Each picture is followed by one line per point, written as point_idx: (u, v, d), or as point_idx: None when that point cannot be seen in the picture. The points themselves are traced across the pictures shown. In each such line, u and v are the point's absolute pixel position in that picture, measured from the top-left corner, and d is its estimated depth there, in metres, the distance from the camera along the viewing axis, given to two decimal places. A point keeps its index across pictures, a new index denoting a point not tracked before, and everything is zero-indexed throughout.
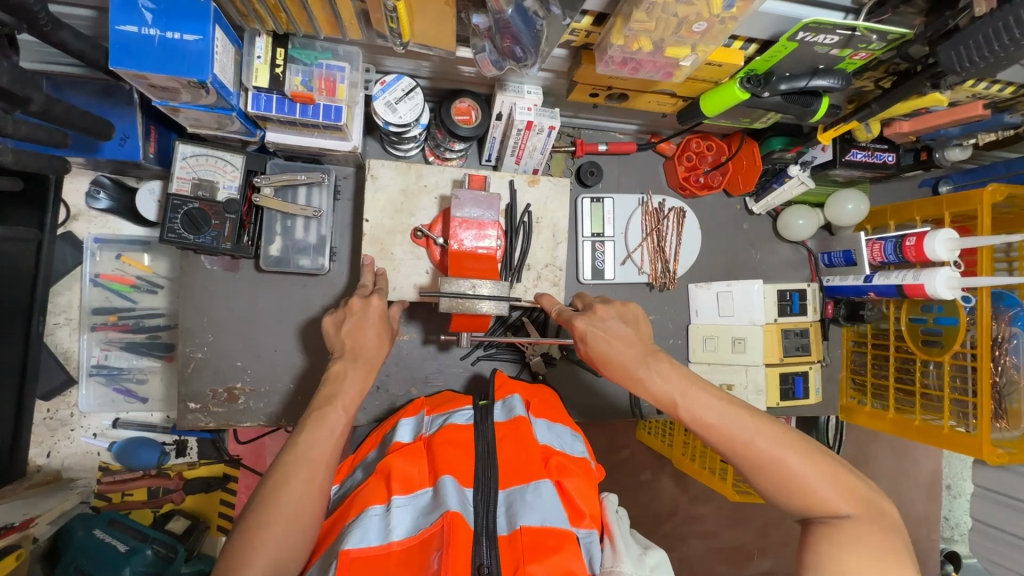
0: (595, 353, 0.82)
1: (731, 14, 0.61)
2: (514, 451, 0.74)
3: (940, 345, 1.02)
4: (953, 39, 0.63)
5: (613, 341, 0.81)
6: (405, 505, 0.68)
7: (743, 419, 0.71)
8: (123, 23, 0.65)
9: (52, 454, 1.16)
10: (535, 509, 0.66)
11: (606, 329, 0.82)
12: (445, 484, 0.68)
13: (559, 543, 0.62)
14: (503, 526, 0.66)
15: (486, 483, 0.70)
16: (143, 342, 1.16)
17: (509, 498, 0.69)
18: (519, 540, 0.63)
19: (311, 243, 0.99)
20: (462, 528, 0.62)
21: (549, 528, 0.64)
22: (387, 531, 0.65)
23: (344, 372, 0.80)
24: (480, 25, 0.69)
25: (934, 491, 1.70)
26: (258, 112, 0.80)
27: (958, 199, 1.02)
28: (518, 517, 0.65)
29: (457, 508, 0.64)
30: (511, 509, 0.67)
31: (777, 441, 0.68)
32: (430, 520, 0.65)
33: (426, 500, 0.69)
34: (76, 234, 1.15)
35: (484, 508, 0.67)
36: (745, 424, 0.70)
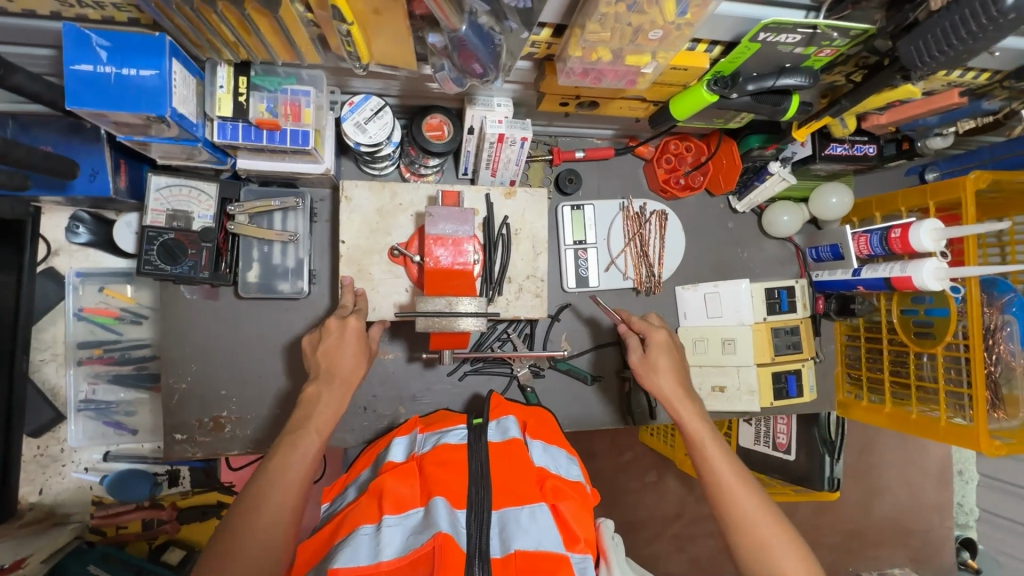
0: (649, 361, 0.92)
1: (686, 20, 0.59)
2: (508, 471, 0.73)
3: (932, 337, 1.01)
4: (913, 33, 0.63)
5: (670, 363, 0.92)
6: (396, 525, 0.67)
7: (745, 481, 0.79)
8: (78, 62, 0.65)
9: (45, 490, 1.16)
10: (530, 533, 0.65)
11: (673, 352, 0.93)
12: (436, 504, 0.67)
13: (553, 567, 0.61)
14: (496, 549, 0.65)
15: (480, 504, 0.69)
16: (130, 374, 1.16)
17: (503, 518, 0.68)
18: (512, 564, 0.62)
19: (290, 267, 0.99)
20: (455, 550, 0.61)
21: (543, 553, 0.62)
22: (377, 551, 0.63)
23: (319, 394, 0.80)
24: (436, 44, 0.68)
25: (945, 478, 1.69)
26: (225, 141, 0.80)
27: (942, 188, 1.00)
28: (511, 540, 0.64)
29: (449, 530, 0.63)
30: (504, 532, 0.66)
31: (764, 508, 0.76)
32: (421, 540, 0.63)
33: (416, 520, 0.68)
34: (58, 269, 1.15)
35: (478, 528, 0.66)
36: (747, 486, 0.78)
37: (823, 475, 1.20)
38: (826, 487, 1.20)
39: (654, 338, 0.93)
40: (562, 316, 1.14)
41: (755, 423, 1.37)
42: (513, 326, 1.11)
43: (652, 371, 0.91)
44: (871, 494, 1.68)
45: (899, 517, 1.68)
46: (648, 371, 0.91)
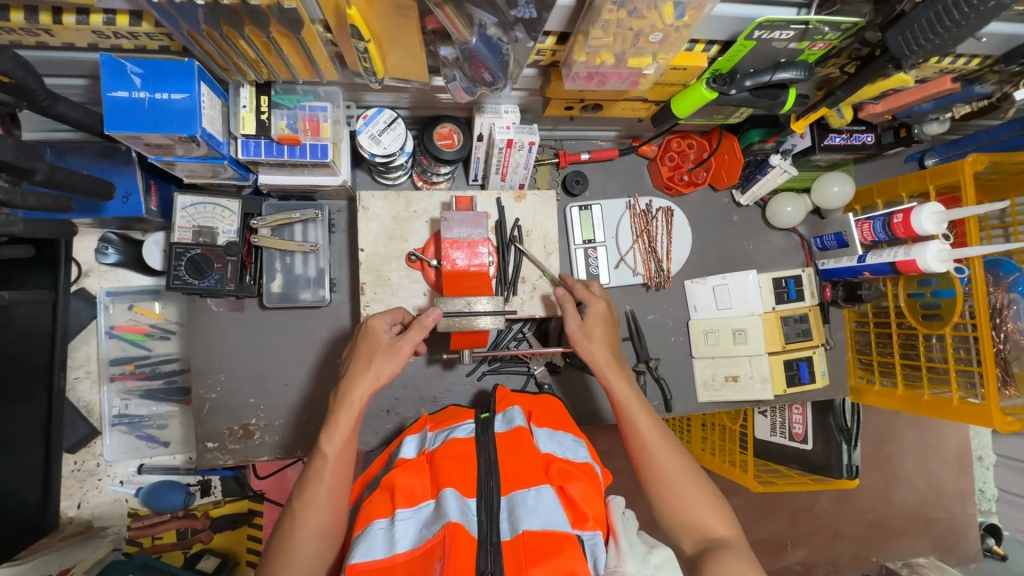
0: (583, 330, 0.91)
1: (684, 22, 0.63)
2: (515, 460, 0.76)
3: (939, 318, 1.03)
4: (899, 24, 0.66)
5: (601, 331, 0.91)
6: (409, 517, 0.70)
7: (670, 452, 0.81)
8: (114, 89, 0.69)
9: (83, 504, 1.19)
10: (537, 513, 0.67)
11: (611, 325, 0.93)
12: (446, 496, 0.70)
13: (560, 546, 0.63)
14: (506, 531, 0.68)
15: (489, 490, 0.72)
16: (161, 388, 1.20)
17: (511, 502, 0.70)
18: (521, 545, 0.65)
19: (311, 276, 1.02)
20: (463, 537, 0.64)
21: (550, 531, 0.65)
22: (392, 544, 0.67)
23: (334, 417, 0.79)
24: (449, 56, 0.72)
25: (964, 463, 1.70)
26: (249, 157, 0.84)
27: (941, 172, 1.02)
28: (520, 521, 0.67)
29: (458, 519, 0.66)
30: (513, 514, 0.69)
31: (685, 474, 0.79)
32: (432, 531, 0.67)
33: (428, 511, 0.71)
34: (89, 290, 1.19)
35: (488, 517, 0.69)
36: (673, 457, 0.80)
37: (840, 462, 1.21)
38: (845, 474, 1.21)
39: (593, 307, 0.92)
40: None
41: (771, 414, 1.38)
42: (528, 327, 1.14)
43: (588, 339, 0.90)
44: (890, 482, 1.68)
45: (919, 505, 1.68)
46: (589, 339, 0.90)
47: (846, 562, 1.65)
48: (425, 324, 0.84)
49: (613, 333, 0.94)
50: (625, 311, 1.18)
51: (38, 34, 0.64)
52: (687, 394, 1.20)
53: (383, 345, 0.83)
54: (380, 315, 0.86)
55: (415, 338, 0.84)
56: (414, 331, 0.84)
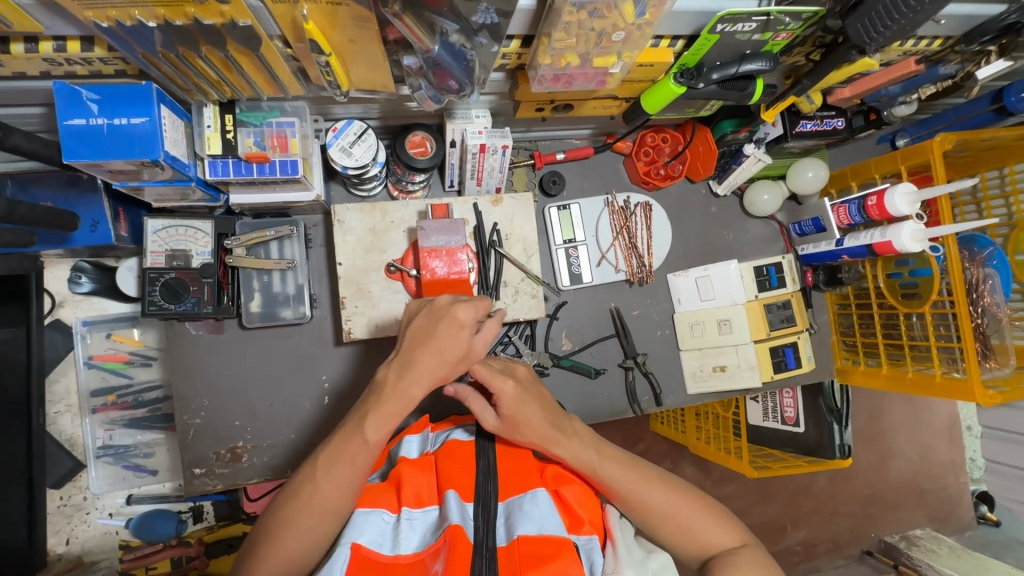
0: (512, 419, 0.76)
1: (645, 20, 0.62)
2: (513, 463, 0.76)
3: (919, 297, 1.04)
4: (857, 12, 0.66)
5: (529, 405, 0.77)
6: (413, 518, 0.69)
7: (656, 488, 0.77)
8: (71, 117, 0.68)
9: (71, 540, 1.17)
10: (533, 519, 0.67)
11: (534, 403, 0.78)
12: (449, 499, 0.70)
13: (556, 550, 0.64)
14: (502, 537, 0.67)
15: (487, 494, 0.70)
16: (144, 416, 1.18)
17: (508, 508, 0.70)
18: (517, 550, 0.64)
19: (290, 293, 1.01)
20: (465, 539, 0.64)
21: (546, 537, 0.65)
22: (396, 544, 0.67)
23: (378, 396, 0.72)
24: (412, 65, 0.71)
25: (954, 434, 1.74)
26: (218, 177, 0.82)
27: (912, 152, 1.03)
28: (516, 526, 0.67)
29: (459, 521, 0.66)
30: (509, 520, 0.68)
31: (678, 503, 0.77)
32: (436, 535, 0.67)
33: (433, 516, 0.71)
34: (64, 321, 1.17)
35: (484, 520, 0.67)
36: (659, 492, 0.77)
37: (833, 443, 1.22)
38: (837, 454, 1.22)
39: (502, 396, 0.76)
40: (560, 314, 1.17)
41: (762, 399, 1.37)
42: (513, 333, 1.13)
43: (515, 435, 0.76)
44: (884, 457, 1.71)
45: (914, 478, 1.71)
46: (516, 432, 0.76)
47: (847, 539, 1.66)
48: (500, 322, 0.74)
49: (538, 400, 0.79)
50: (609, 308, 1.19)
51: None
52: (676, 387, 1.21)
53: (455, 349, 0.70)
54: (463, 304, 0.71)
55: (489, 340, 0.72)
56: (488, 332, 0.72)
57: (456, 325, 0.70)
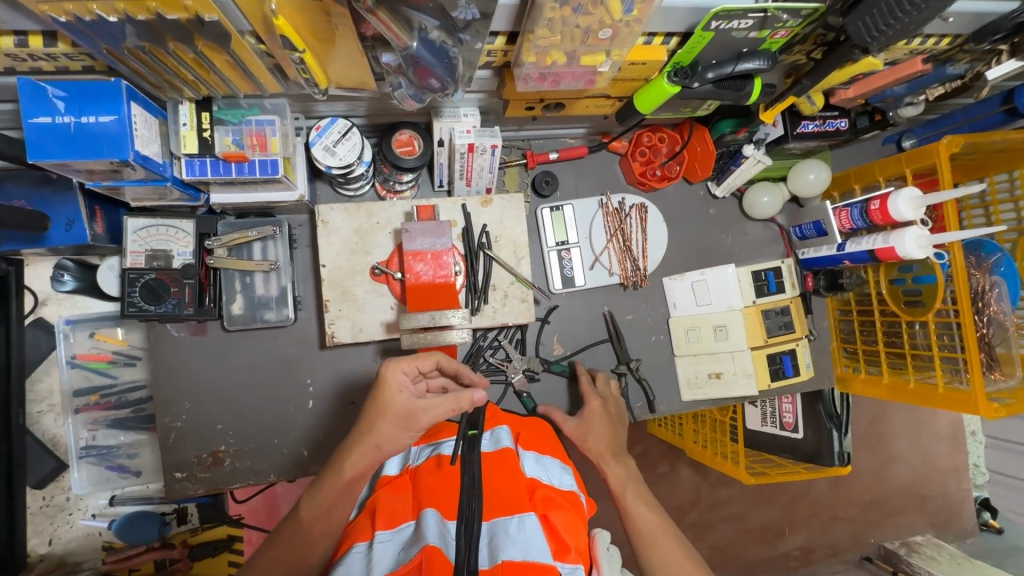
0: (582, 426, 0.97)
1: (633, 17, 0.59)
2: (500, 483, 0.75)
3: (922, 304, 1.01)
4: (858, 9, 0.63)
5: (600, 429, 0.96)
6: (387, 540, 0.68)
7: (669, 541, 0.78)
8: (36, 115, 0.65)
9: (54, 541, 1.16)
10: (517, 543, 0.65)
11: (608, 414, 1.00)
12: (427, 517, 0.69)
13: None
14: (484, 560, 0.65)
15: (470, 514, 0.68)
16: (130, 417, 1.15)
17: (492, 529, 0.68)
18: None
19: (273, 295, 0.99)
20: (441, 560, 0.63)
21: (530, 562, 0.63)
22: (369, 566, 0.65)
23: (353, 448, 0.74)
24: (391, 63, 0.68)
25: (957, 440, 1.70)
26: (195, 177, 0.79)
27: (917, 155, 1.00)
28: (499, 550, 0.65)
29: (436, 542, 0.65)
30: (493, 542, 0.66)
31: (679, 553, 0.77)
32: (410, 554, 0.65)
33: (408, 534, 0.69)
34: (47, 319, 1.15)
35: (466, 542, 0.66)
36: (670, 545, 0.78)
37: (831, 450, 1.19)
38: (836, 461, 1.19)
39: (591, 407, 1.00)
40: (551, 318, 1.14)
41: (761, 404, 1.34)
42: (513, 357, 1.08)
43: (583, 439, 0.96)
44: (885, 462, 1.68)
45: (915, 484, 1.68)
46: (584, 436, 0.96)
47: (845, 545, 1.63)
48: (460, 403, 0.75)
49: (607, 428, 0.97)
50: (602, 312, 1.16)
51: None
52: (671, 394, 1.18)
53: (394, 410, 0.73)
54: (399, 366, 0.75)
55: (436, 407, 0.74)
56: (441, 404, 0.74)
57: (393, 390, 0.74)
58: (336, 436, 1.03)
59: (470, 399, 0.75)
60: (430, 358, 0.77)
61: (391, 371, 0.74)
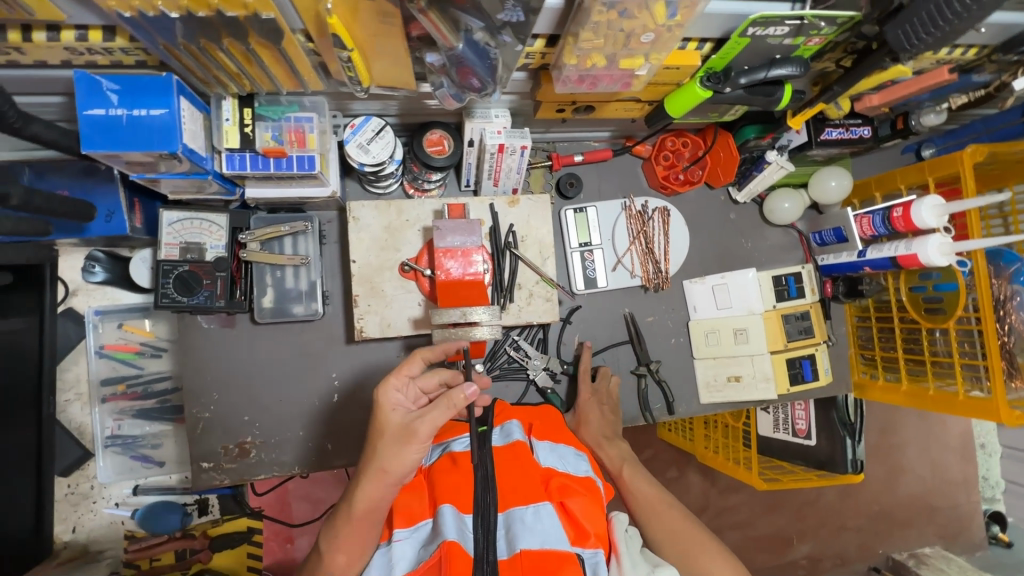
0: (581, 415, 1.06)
1: (676, 22, 0.61)
2: (514, 474, 0.74)
3: (942, 312, 1.01)
4: (898, 18, 0.64)
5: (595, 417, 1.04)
6: (406, 539, 0.69)
7: (671, 510, 0.81)
8: (91, 107, 0.67)
9: (78, 529, 1.17)
10: (534, 533, 0.66)
11: (602, 404, 1.07)
12: (443, 513, 0.69)
13: (558, 566, 0.61)
14: (504, 551, 0.66)
15: (486, 507, 0.69)
16: (154, 407, 1.18)
17: (509, 519, 0.69)
18: (519, 564, 0.63)
19: (302, 290, 1.00)
20: (460, 555, 0.63)
21: (549, 551, 0.64)
22: (391, 566, 0.66)
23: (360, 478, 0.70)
24: (435, 63, 0.70)
25: (966, 452, 1.70)
26: (234, 172, 0.81)
27: (940, 164, 1.01)
28: (518, 539, 0.66)
29: (455, 537, 0.65)
30: (511, 533, 0.67)
31: (681, 520, 0.80)
32: (430, 551, 0.65)
33: (427, 531, 0.70)
34: (76, 309, 1.17)
35: (484, 534, 0.67)
36: (673, 513, 0.81)
37: (845, 458, 1.19)
38: (849, 468, 1.20)
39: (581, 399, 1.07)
40: (573, 318, 1.15)
41: (773, 410, 1.34)
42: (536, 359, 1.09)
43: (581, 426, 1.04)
44: (894, 473, 1.67)
45: (924, 495, 1.67)
46: (579, 428, 1.04)
47: (853, 555, 1.63)
48: (453, 403, 0.68)
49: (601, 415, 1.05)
50: (623, 314, 1.17)
51: (9, 53, 0.62)
52: (689, 397, 1.19)
53: (393, 429, 0.70)
54: (392, 386, 0.72)
55: (433, 419, 0.68)
56: (436, 411, 0.68)
57: (386, 409, 0.71)
58: (359, 430, 1.04)
59: (462, 392, 0.68)
60: (416, 361, 0.76)
61: (384, 392, 0.72)
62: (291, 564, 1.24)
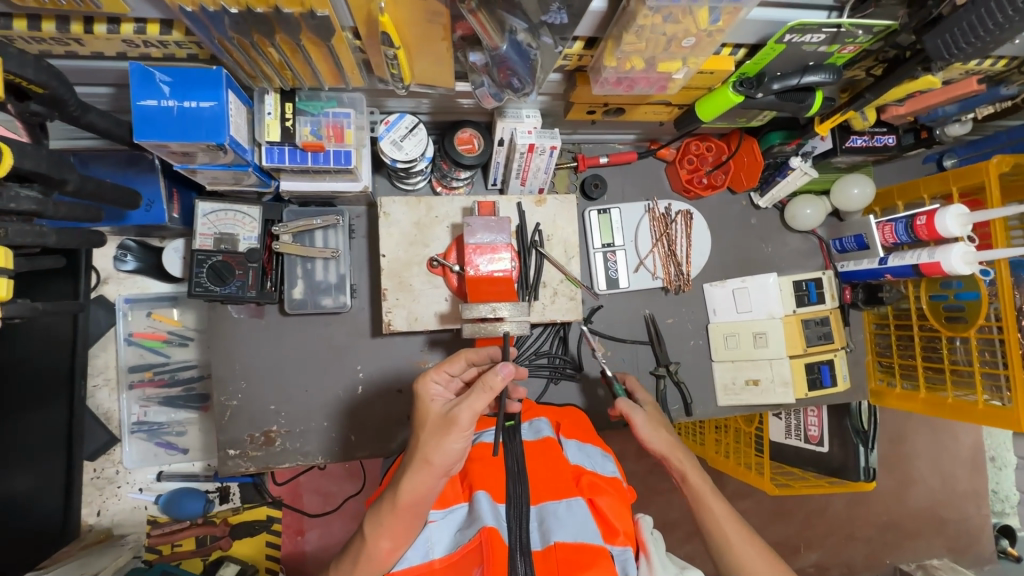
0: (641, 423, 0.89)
1: (717, 27, 0.62)
2: (545, 470, 0.77)
3: (963, 320, 1.02)
4: (938, 28, 0.65)
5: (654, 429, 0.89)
6: (442, 519, 0.74)
7: (748, 546, 0.79)
8: (143, 98, 0.69)
9: (102, 512, 1.21)
10: (567, 526, 0.69)
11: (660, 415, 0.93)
12: (479, 499, 0.72)
13: (592, 559, 0.64)
14: (537, 542, 0.69)
15: (520, 498, 0.71)
16: (179, 395, 1.22)
17: (542, 512, 0.72)
18: (554, 556, 0.66)
19: (332, 282, 1.02)
20: (501, 542, 0.66)
21: (582, 544, 0.66)
22: (429, 549, 0.71)
23: (408, 469, 0.71)
24: (478, 62, 0.73)
25: (977, 463, 1.69)
26: (273, 165, 0.82)
27: (964, 173, 1.02)
28: (551, 532, 0.68)
29: (493, 524, 0.68)
30: (544, 525, 0.70)
31: (760, 559, 0.78)
32: (468, 535, 0.69)
33: (462, 515, 0.74)
34: (108, 297, 1.20)
35: (518, 523, 0.69)
36: (750, 551, 0.79)
37: (858, 465, 1.20)
38: (862, 476, 1.21)
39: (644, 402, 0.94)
40: (595, 318, 1.16)
41: (786, 416, 1.35)
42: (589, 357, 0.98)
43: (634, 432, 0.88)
44: (904, 483, 1.66)
45: (934, 507, 1.66)
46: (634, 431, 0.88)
47: (860, 564, 1.63)
48: (488, 386, 0.69)
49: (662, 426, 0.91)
50: (643, 315, 1.18)
51: (69, 44, 0.64)
52: (706, 399, 1.20)
53: (434, 419, 0.73)
54: (432, 377, 0.77)
55: (473, 402, 0.70)
56: (473, 396, 0.70)
57: (426, 397, 0.76)
58: (381, 423, 1.06)
59: (496, 374, 0.70)
60: (459, 360, 0.80)
61: (425, 384, 0.77)
62: (301, 556, 1.26)
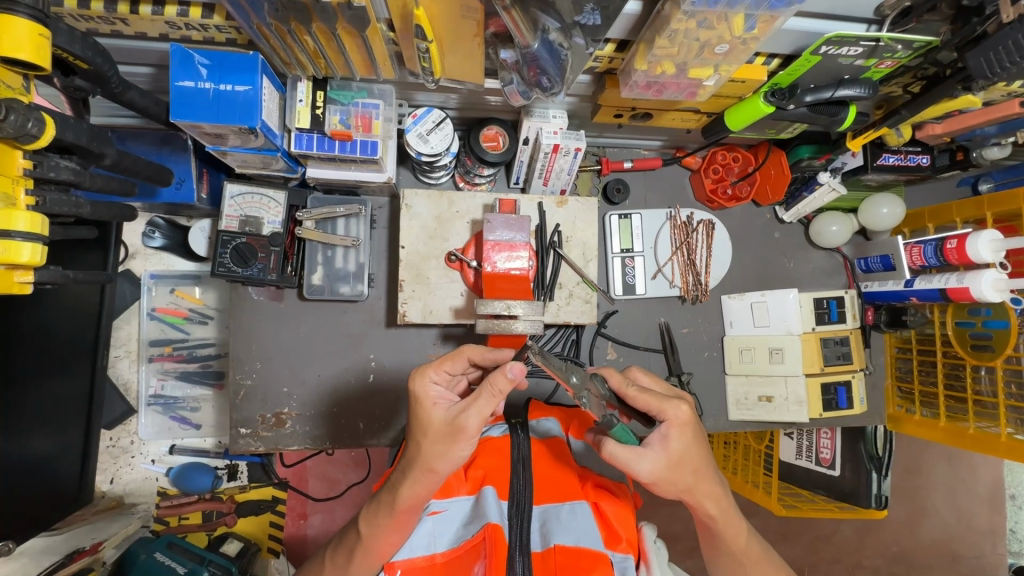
0: (655, 463, 0.65)
1: (752, 35, 0.62)
2: (550, 470, 0.78)
3: (990, 349, 0.98)
4: (981, 46, 0.63)
5: (673, 467, 0.66)
6: (446, 511, 0.75)
7: None
8: (182, 79, 0.71)
9: (115, 480, 1.24)
10: (569, 530, 0.70)
11: (687, 444, 0.66)
12: (485, 494, 0.73)
13: (591, 565, 0.65)
14: (537, 542, 0.70)
15: (524, 498, 0.72)
16: (195, 371, 1.26)
17: (544, 514, 0.73)
18: (552, 559, 0.67)
19: (350, 271, 1.03)
20: (504, 540, 0.67)
21: (582, 549, 0.67)
22: (432, 542, 0.72)
23: (407, 474, 0.67)
24: (508, 59, 0.74)
25: (995, 501, 1.63)
26: (301, 151, 0.84)
27: (1000, 199, 0.99)
28: (552, 535, 0.69)
29: (497, 521, 0.69)
30: (545, 527, 0.71)
31: None
32: (473, 531, 0.71)
33: (466, 507, 0.75)
34: (134, 272, 1.24)
35: (519, 522, 0.70)
36: None
37: (870, 492, 1.16)
38: (873, 503, 1.17)
39: (669, 423, 0.66)
40: (607, 323, 1.16)
41: (798, 436, 1.32)
42: (593, 381, 0.72)
43: (640, 461, 0.64)
44: (917, 514, 1.61)
45: (947, 541, 1.61)
46: (640, 462, 0.64)
47: None
48: (496, 391, 0.63)
49: (701, 454, 0.68)
50: (658, 323, 1.18)
51: (115, 23, 0.66)
52: (718, 412, 1.18)
53: (438, 426, 0.66)
54: (429, 378, 0.68)
55: (482, 407, 0.64)
56: (481, 401, 0.64)
57: (425, 403, 0.67)
58: (390, 413, 1.07)
59: (504, 376, 0.62)
60: (460, 359, 0.72)
61: (422, 385, 0.68)
62: (303, 539, 1.28)
